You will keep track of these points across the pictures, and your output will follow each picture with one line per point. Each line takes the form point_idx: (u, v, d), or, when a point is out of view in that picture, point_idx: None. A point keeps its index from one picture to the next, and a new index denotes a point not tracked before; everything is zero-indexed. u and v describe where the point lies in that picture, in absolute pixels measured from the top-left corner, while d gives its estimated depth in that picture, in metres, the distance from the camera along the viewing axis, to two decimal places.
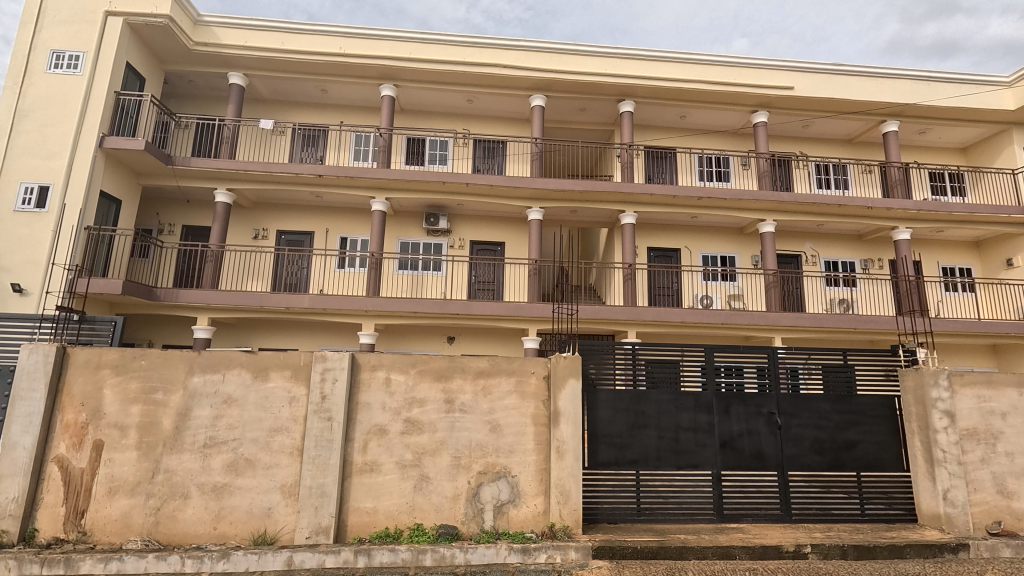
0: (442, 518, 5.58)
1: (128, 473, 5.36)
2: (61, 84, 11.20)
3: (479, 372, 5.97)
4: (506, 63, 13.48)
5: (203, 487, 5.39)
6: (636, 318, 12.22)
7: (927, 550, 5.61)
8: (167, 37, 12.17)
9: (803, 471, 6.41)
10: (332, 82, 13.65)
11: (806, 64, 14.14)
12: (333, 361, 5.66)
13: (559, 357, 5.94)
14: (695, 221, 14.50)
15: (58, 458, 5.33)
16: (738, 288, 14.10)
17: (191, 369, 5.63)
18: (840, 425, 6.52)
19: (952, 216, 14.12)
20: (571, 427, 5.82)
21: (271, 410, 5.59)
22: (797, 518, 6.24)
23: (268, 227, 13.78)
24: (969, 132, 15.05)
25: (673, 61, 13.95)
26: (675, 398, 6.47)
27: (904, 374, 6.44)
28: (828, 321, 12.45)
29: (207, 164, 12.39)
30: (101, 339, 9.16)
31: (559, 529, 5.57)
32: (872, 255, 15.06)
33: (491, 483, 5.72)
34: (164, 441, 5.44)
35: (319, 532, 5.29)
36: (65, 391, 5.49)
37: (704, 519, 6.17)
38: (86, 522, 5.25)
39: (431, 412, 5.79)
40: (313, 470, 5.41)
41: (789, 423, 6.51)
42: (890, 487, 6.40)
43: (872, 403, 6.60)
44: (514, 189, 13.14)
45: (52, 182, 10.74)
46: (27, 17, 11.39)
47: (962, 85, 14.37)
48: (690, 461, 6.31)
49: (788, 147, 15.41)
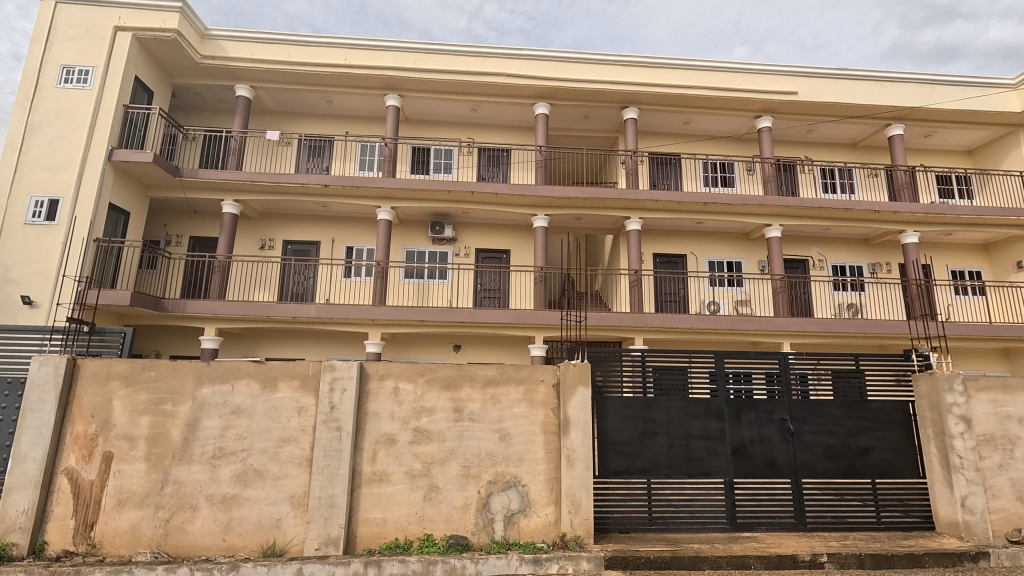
0: (452, 528, 5.53)
1: (137, 485, 5.34)
2: (71, 98, 11.35)
3: (488, 380, 5.93)
4: (509, 72, 13.59)
5: (212, 499, 5.36)
6: (643, 325, 12.16)
7: (946, 559, 5.50)
8: (174, 50, 12.31)
9: (817, 478, 6.31)
10: (338, 93, 13.75)
11: (809, 68, 14.13)
12: (341, 370, 5.64)
13: (568, 365, 5.90)
14: (701, 227, 14.46)
15: (68, 470, 5.33)
16: (745, 293, 14.03)
17: (200, 380, 5.62)
18: (853, 431, 6.43)
19: (959, 219, 14.05)
20: (581, 435, 5.76)
21: (279, 420, 5.58)
22: (812, 527, 6.14)
23: (274, 238, 13.86)
24: (976, 134, 14.97)
25: (675, 68, 14.03)
26: (685, 405, 6.41)
27: (918, 379, 6.34)
28: (837, 325, 12.36)
29: (213, 176, 12.49)
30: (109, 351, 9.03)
31: (570, 539, 5.51)
32: (879, 259, 14.97)
33: (501, 492, 5.66)
34: (172, 452, 5.43)
35: (328, 544, 5.25)
36: (75, 403, 5.49)
37: (717, 528, 6.08)
38: (95, 535, 5.23)
39: (439, 421, 5.76)
40: (321, 480, 5.37)
41: (801, 430, 6.43)
42: (906, 494, 6.29)
43: (885, 409, 6.51)
44: (518, 197, 13.16)
45: (63, 195, 10.84)
46: (39, 34, 11.60)
47: (968, 87, 14.30)
48: (701, 470, 6.23)
49: (793, 152, 15.42)
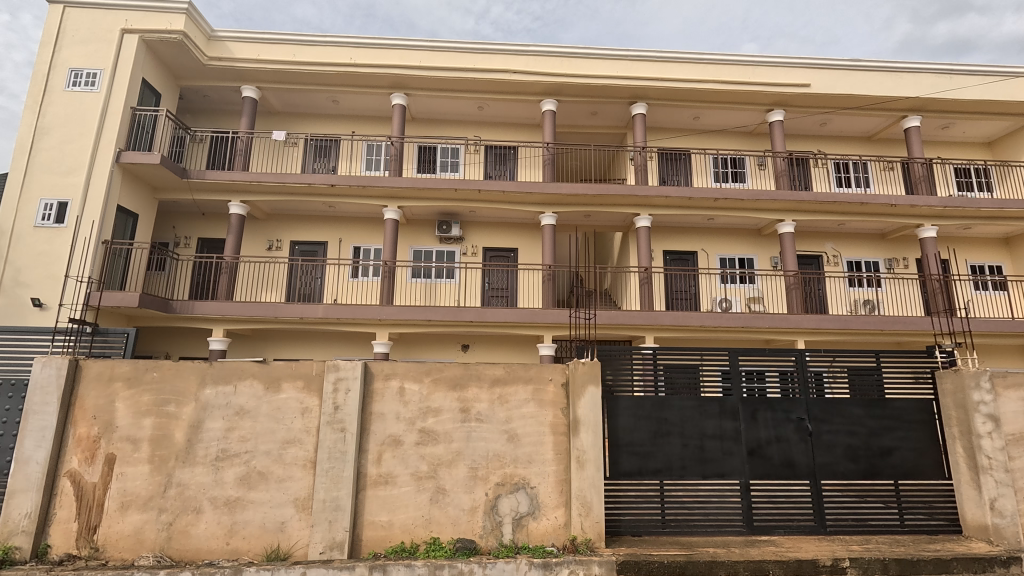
0: (459, 531, 5.39)
1: (140, 487, 5.26)
2: (80, 102, 11.39)
3: (495, 380, 5.78)
4: (516, 69, 13.44)
5: (216, 502, 5.27)
6: (653, 323, 11.97)
7: (975, 564, 5.26)
8: (180, 52, 12.32)
9: (837, 479, 6.10)
10: (343, 92, 13.69)
11: (822, 60, 13.85)
12: (346, 370, 5.53)
13: (578, 364, 5.73)
14: (712, 223, 14.24)
15: (70, 472, 5.26)
16: (757, 290, 13.79)
17: (203, 380, 5.54)
18: (874, 431, 6.20)
19: (980, 212, 13.68)
20: (592, 436, 5.60)
21: (283, 421, 5.48)
22: (833, 529, 5.91)
23: (282, 239, 13.84)
24: (996, 124, 14.59)
25: (685, 61, 13.78)
26: (699, 404, 6.22)
27: (942, 377, 6.11)
28: (854, 322, 12.09)
29: (221, 176, 12.47)
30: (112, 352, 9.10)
31: (581, 543, 5.35)
32: (895, 254, 14.65)
33: (509, 495, 5.52)
34: (176, 454, 5.35)
35: (333, 547, 5.13)
36: (77, 405, 5.43)
37: (733, 531, 5.87)
38: (98, 538, 5.15)
39: (446, 422, 5.63)
40: (326, 482, 5.27)
41: (820, 430, 6.22)
42: (931, 496, 6.04)
43: (908, 407, 6.26)
44: (526, 195, 13.02)
45: (71, 198, 10.88)
46: (48, 38, 11.65)
47: (987, 77, 13.93)
48: (716, 471, 6.04)
49: (805, 146, 15.13)
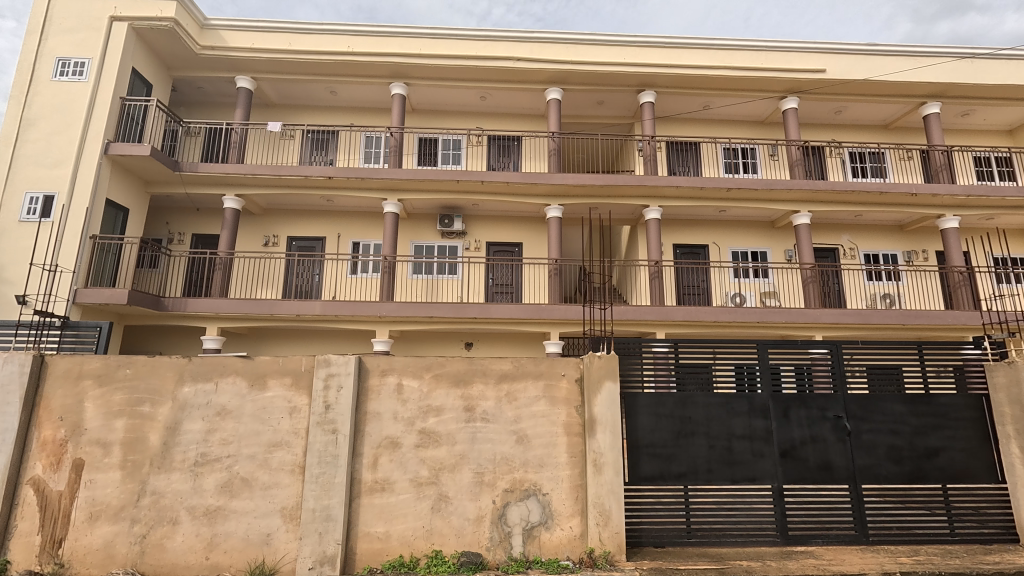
0: (464, 543, 4.87)
1: (111, 496, 4.77)
2: (67, 92, 10.93)
3: (502, 376, 5.26)
4: (518, 56, 12.94)
5: (194, 511, 4.76)
6: (666, 319, 11.42)
7: None
8: (173, 40, 11.87)
9: (878, 484, 5.55)
10: (341, 82, 13.19)
11: (837, 45, 13.31)
12: (337, 366, 5.03)
13: (593, 357, 5.23)
14: (723, 215, 13.70)
15: (34, 480, 4.77)
16: (771, 284, 13.30)
17: (181, 378, 5.04)
18: (919, 429, 5.66)
19: (1005, 201, 13.07)
20: (609, 436, 5.07)
21: (269, 422, 4.97)
22: (876, 539, 5.38)
23: (278, 234, 13.36)
24: (1018, 111, 14.01)
25: (694, 47, 13.24)
26: (725, 402, 5.69)
27: (994, 370, 5.60)
28: (874, 316, 11.48)
29: (214, 168, 12.00)
30: (85, 347, 9.16)
31: (599, 556, 4.84)
32: (915, 246, 14.08)
33: (519, 502, 4.99)
34: (151, 459, 4.85)
35: (324, 562, 4.63)
36: (42, 405, 4.93)
37: (766, 541, 5.33)
38: (63, 553, 4.66)
39: (448, 422, 5.11)
40: (316, 490, 4.77)
41: (859, 429, 5.66)
42: (982, 501, 5.51)
43: (955, 404, 5.72)
44: (531, 186, 12.46)
45: (57, 190, 10.42)
46: (34, 26, 11.19)
47: (1011, 60, 13.29)
48: (747, 474, 5.50)
49: (820, 135, 14.59)
